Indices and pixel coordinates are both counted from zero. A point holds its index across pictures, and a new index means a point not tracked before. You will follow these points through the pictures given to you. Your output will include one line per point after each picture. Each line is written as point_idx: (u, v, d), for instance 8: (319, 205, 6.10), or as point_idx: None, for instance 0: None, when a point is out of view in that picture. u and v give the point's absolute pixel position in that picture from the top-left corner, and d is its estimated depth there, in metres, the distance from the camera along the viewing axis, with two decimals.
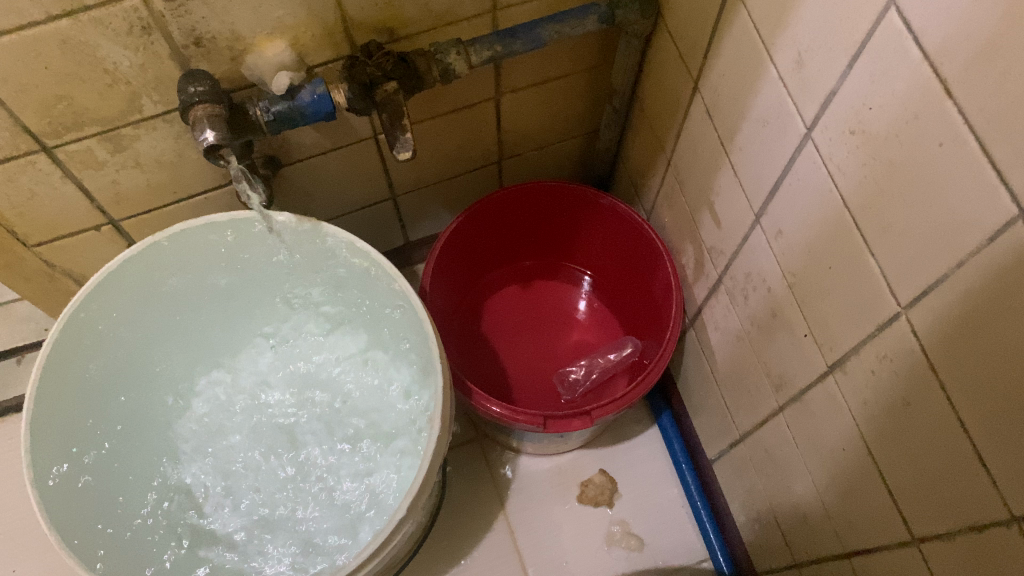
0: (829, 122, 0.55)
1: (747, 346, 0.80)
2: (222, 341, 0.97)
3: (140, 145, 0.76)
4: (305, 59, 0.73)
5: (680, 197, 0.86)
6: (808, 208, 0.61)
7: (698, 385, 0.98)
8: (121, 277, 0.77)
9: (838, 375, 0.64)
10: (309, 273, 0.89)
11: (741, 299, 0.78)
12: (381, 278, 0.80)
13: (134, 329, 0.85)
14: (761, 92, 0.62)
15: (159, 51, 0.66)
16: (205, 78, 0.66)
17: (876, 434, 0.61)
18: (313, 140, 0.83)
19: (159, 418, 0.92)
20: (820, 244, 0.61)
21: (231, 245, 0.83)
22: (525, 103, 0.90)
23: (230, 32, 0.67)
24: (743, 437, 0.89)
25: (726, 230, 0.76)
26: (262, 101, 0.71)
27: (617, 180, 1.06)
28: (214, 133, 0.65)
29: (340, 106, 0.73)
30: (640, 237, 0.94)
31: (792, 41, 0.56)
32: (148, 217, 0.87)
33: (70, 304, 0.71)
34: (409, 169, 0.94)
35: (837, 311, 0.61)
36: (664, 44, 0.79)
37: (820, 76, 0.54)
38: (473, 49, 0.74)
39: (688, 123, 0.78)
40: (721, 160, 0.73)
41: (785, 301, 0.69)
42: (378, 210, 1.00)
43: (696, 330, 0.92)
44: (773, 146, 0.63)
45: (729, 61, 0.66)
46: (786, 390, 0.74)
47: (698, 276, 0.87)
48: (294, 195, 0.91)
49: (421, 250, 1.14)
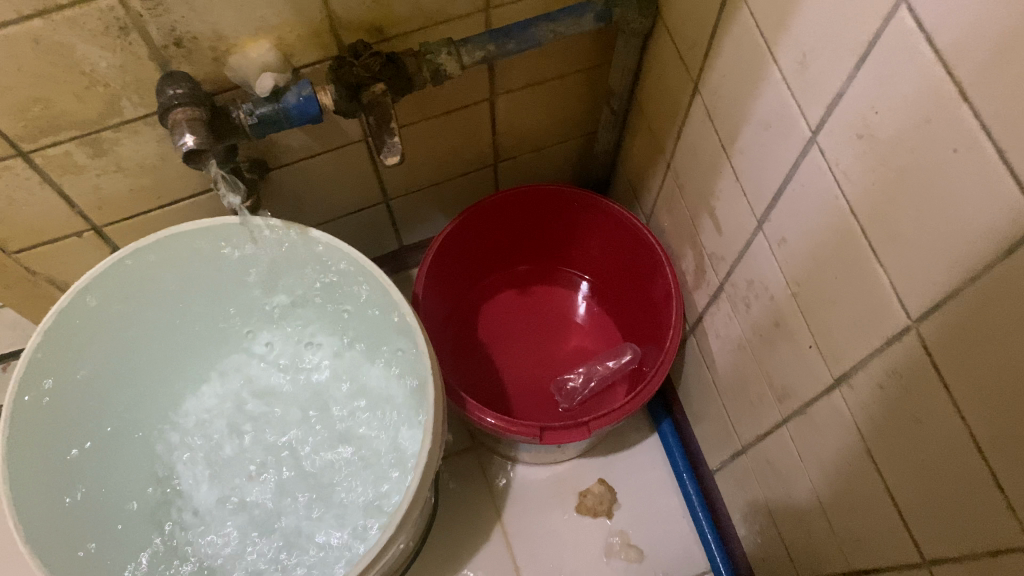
0: (834, 125, 0.52)
1: (749, 356, 0.77)
2: (210, 352, 0.94)
3: (121, 149, 0.73)
4: (291, 60, 0.71)
5: (679, 201, 0.83)
6: (813, 215, 0.58)
7: (699, 394, 0.95)
8: (108, 284, 0.75)
9: (845, 389, 0.61)
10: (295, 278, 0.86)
11: (744, 307, 0.75)
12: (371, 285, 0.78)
13: (117, 338, 0.82)
14: (764, 93, 0.60)
15: (138, 52, 0.63)
16: (185, 80, 0.64)
17: (884, 451, 0.58)
18: (302, 142, 0.80)
19: (146, 430, 0.90)
20: (825, 253, 0.58)
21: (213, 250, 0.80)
22: (520, 104, 0.88)
23: (212, 32, 0.64)
24: (746, 448, 0.86)
25: (727, 236, 0.74)
26: (245, 104, 0.69)
27: (616, 183, 1.03)
28: (194, 137, 0.63)
29: (327, 109, 0.70)
30: (639, 242, 0.91)
31: (795, 41, 0.54)
32: (132, 223, 0.84)
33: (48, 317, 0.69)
34: (402, 172, 0.92)
35: (843, 323, 0.59)
36: (663, 43, 0.76)
37: (824, 78, 0.52)
38: (465, 49, 0.71)
39: (687, 126, 0.76)
40: (722, 164, 0.71)
41: (789, 311, 0.66)
42: (370, 215, 0.98)
43: (697, 337, 0.90)
44: (776, 151, 0.61)
45: (730, 61, 0.63)
46: (791, 403, 0.72)
47: (699, 283, 0.85)
48: (283, 198, 0.88)
49: (415, 255, 1.12)
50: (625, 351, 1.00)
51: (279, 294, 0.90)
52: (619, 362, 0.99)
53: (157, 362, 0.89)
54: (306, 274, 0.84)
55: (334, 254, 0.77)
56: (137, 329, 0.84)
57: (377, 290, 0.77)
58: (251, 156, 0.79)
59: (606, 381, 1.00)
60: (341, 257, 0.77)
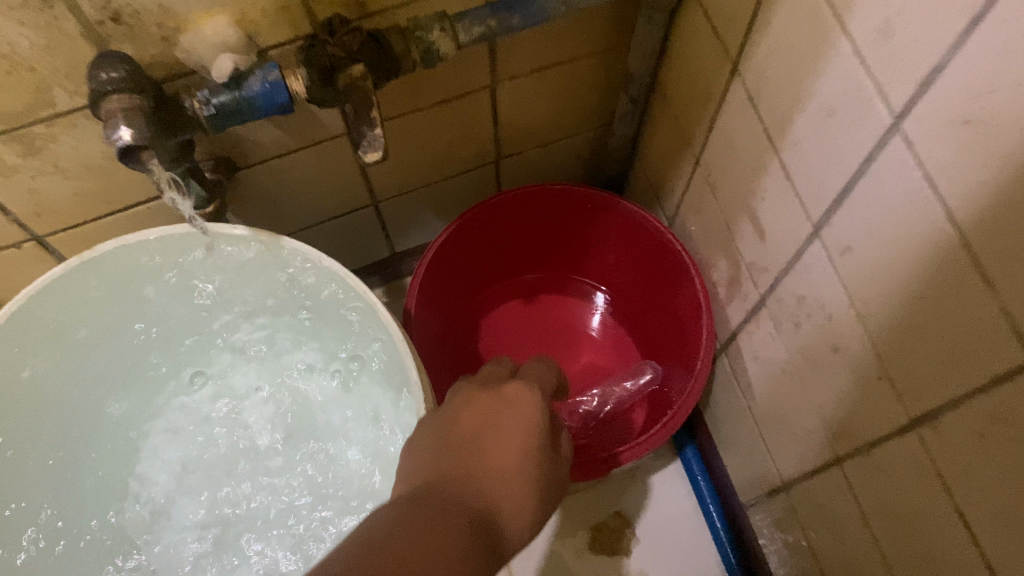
0: (931, 110, 0.41)
1: (795, 382, 0.67)
2: (168, 378, 0.81)
3: (59, 147, 0.62)
4: (256, 40, 0.59)
5: (711, 203, 0.72)
6: (893, 222, 0.47)
7: (730, 420, 0.85)
8: (56, 299, 0.64)
9: (926, 431, 0.51)
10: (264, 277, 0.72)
11: (791, 327, 0.64)
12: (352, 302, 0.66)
13: (72, 365, 0.71)
14: (829, 72, 0.49)
15: (67, 29, 0.52)
16: (124, 61, 0.52)
17: (981, 511, 0.48)
18: (274, 136, 0.70)
19: (99, 461, 0.77)
20: (908, 268, 0.47)
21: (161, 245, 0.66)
22: (525, 92, 0.77)
23: (158, 7, 0.53)
24: (788, 485, 0.75)
25: (772, 244, 0.63)
26: (200, 91, 0.57)
27: (632, 182, 0.92)
28: (132, 129, 0.52)
29: (299, 97, 0.59)
30: (661, 248, 0.80)
31: (876, 3, 0.43)
32: (80, 231, 0.73)
33: None
34: (391, 171, 0.81)
35: (929, 353, 0.48)
36: (694, 19, 0.65)
37: (918, 49, 0.41)
38: (462, 24, 0.60)
39: (724, 115, 0.64)
40: (768, 160, 0.60)
41: (853, 334, 0.56)
42: (357, 219, 0.87)
43: (729, 357, 0.79)
44: (843, 142, 0.50)
45: (782, 34, 0.52)
46: (849, 441, 0.61)
47: (733, 297, 0.74)
48: (254, 202, 0.78)
49: (409, 262, 1.01)
50: (643, 370, 0.89)
51: (243, 307, 0.78)
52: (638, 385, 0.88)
53: (126, 392, 0.78)
54: (276, 279, 0.72)
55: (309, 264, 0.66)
56: (96, 356, 0.73)
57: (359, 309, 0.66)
58: (216, 154, 0.69)
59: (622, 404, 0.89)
60: (316, 268, 0.66)
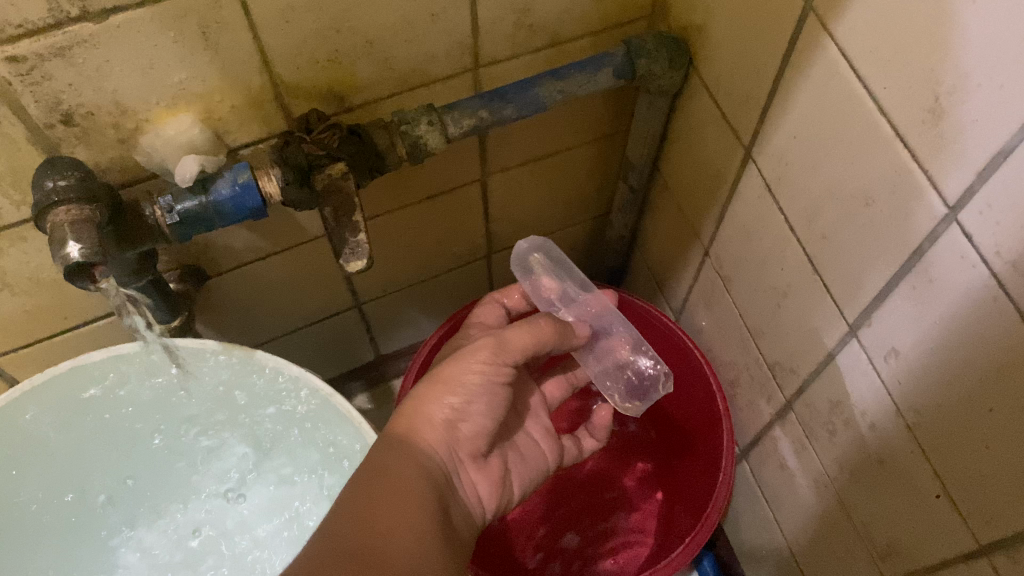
0: (993, 198, 0.36)
1: (834, 497, 0.60)
2: (133, 454, 0.70)
3: (5, 262, 0.54)
4: (224, 137, 0.53)
5: (725, 298, 0.67)
6: (951, 316, 0.42)
7: (752, 530, 0.77)
8: (57, 398, 0.61)
9: (1001, 558, 0.44)
10: (228, 361, 0.64)
11: (824, 434, 0.58)
12: (328, 405, 0.63)
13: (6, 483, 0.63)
14: (864, 157, 0.44)
15: (12, 133, 0.45)
16: (75, 168, 0.46)
17: None
18: (247, 241, 0.63)
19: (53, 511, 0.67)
20: (972, 372, 0.41)
21: (129, 367, 0.63)
22: (518, 185, 0.72)
23: (112, 102, 0.47)
24: (803, 563, 0.68)
25: (798, 344, 0.58)
26: (163, 197, 0.50)
27: (631, 276, 0.88)
28: (81, 243, 0.44)
29: (273, 201, 0.53)
30: (676, 345, 0.75)
31: (922, 78, 0.38)
32: (9, 357, 0.63)
33: (25, 389, 0.58)
34: (378, 273, 0.76)
35: (997, 471, 0.42)
36: (697, 99, 0.60)
37: (969, 130, 0.36)
38: (450, 116, 0.54)
39: (735, 204, 0.60)
40: (793, 253, 0.54)
41: (905, 451, 0.49)
42: (339, 323, 0.81)
43: (752, 465, 0.73)
44: (885, 234, 0.44)
45: (804, 116, 0.48)
46: (900, 563, 0.54)
47: (754, 398, 0.68)
48: (224, 311, 0.71)
49: (397, 364, 0.95)
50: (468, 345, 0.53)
51: (157, 378, 0.65)
52: (497, 360, 0.53)
53: (52, 474, 0.66)
54: (220, 370, 0.65)
55: (297, 377, 0.62)
56: (64, 467, 0.66)
57: (327, 417, 0.64)
58: (183, 262, 0.62)
59: (521, 404, 0.62)
60: (312, 387, 0.63)
